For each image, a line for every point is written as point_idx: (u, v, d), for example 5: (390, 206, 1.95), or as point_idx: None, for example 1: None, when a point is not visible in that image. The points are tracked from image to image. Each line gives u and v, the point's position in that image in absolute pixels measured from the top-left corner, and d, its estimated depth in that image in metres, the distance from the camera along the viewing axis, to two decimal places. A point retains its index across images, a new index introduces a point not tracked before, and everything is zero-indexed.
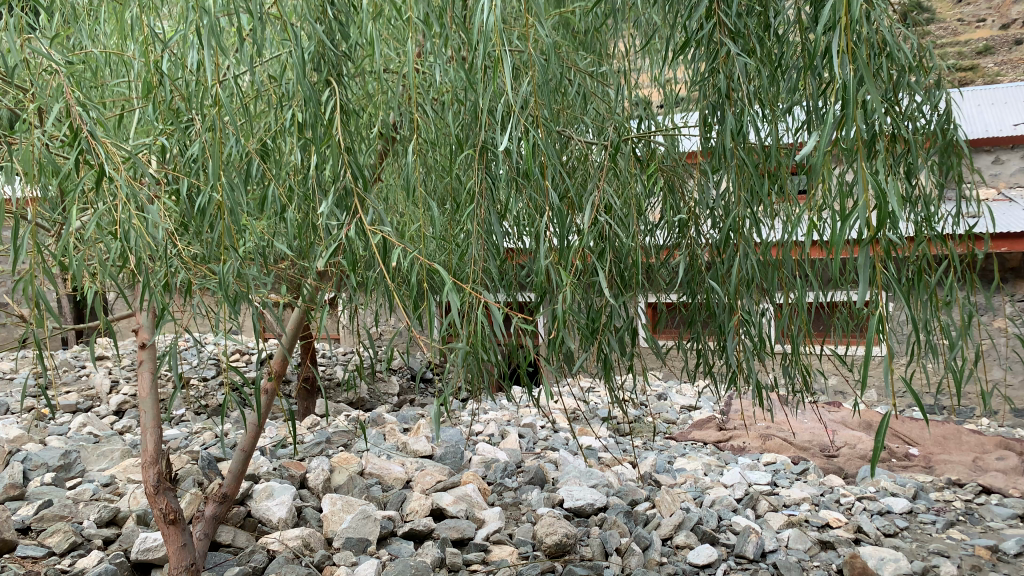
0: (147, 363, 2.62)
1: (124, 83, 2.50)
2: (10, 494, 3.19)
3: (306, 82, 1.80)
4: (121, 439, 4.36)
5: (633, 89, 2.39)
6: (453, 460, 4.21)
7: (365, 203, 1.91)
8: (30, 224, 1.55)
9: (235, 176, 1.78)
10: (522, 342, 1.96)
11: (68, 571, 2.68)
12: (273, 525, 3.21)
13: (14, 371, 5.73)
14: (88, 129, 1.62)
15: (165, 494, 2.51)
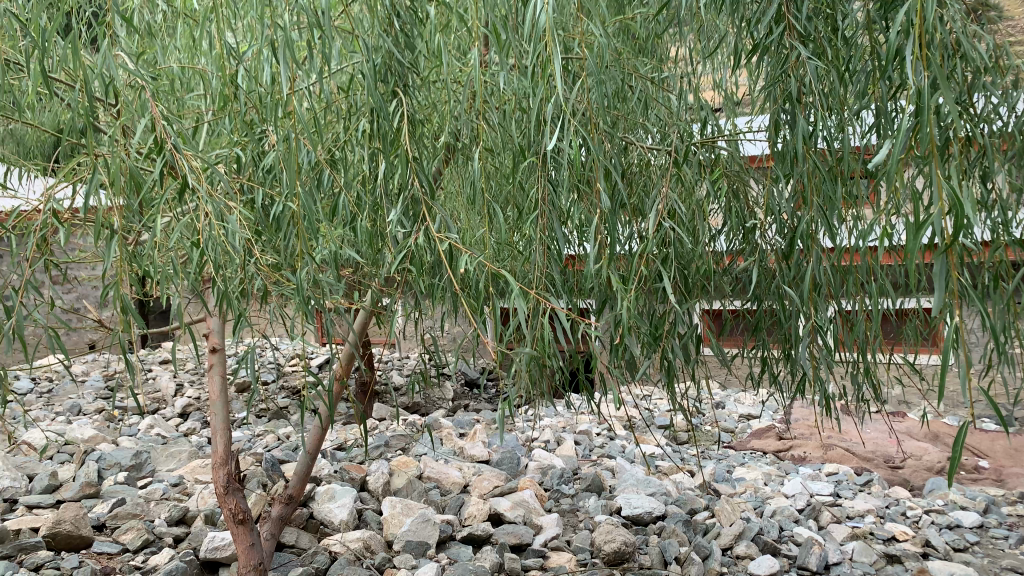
0: (216, 368, 2.69)
1: (197, 96, 2.58)
2: (85, 492, 3.31)
3: (376, 92, 1.86)
4: (187, 440, 4.48)
5: (695, 96, 2.38)
6: (510, 466, 4.21)
7: (432, 210, 1.95)
8: (117, 236, 1.66)
9: (307, 185, 1.85)
10: (586, 348, 1.97)
11: (142, 567, 2.77)
12: (335, 527, 3.27)
13: (85, 373, 5.92)
14: (172, 142, 1.71)
15: (234, 494, 2.59)
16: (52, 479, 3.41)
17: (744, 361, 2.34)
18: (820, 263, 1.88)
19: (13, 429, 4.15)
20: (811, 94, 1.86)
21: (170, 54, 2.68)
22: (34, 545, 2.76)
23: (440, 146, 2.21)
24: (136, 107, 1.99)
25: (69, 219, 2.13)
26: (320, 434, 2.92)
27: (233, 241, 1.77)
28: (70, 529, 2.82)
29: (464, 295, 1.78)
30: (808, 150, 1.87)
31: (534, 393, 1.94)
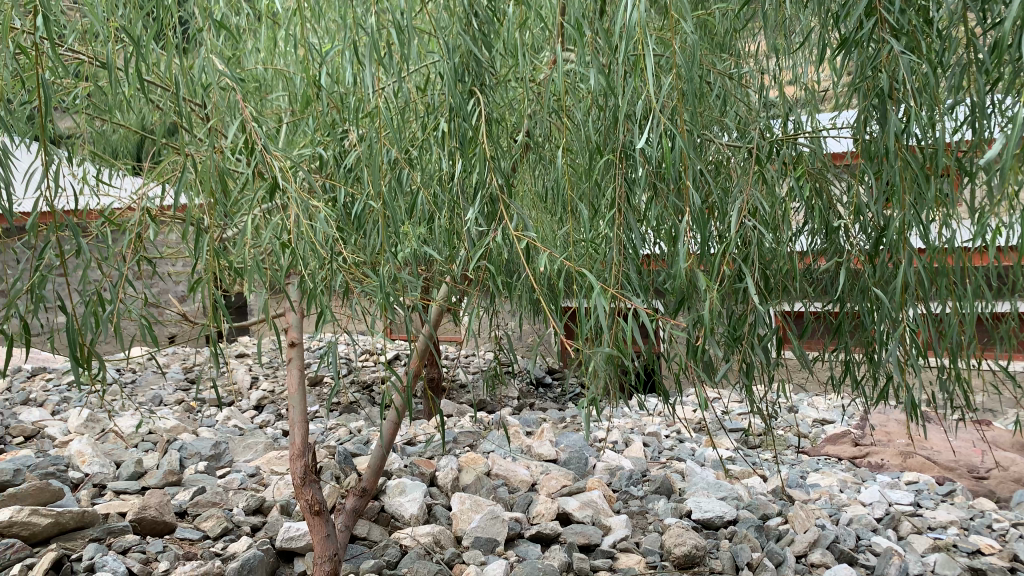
0: (295, 363, 2.74)
1: (279, 96, 2.65)
2: (169, 480, 3.43)
3: (456, 92, 1.88)
4: (262, 432, 4.61)
5: (775, 93, 2.33)
6: (578, 466, 4.19)
7: (510, 210, 1.96)
8: (208, 232, 1.73)
9: (387, 184, 1.88)
10: (662, 348, 1.95)
11: (222, 554, 2.85)
12: (406, 521, 3.31)
13: (166, 365, 6.13)
14: (260, 142, 1.77)
15: (310, 486, 2.65)
16: (138, 466, 3.54)
17: (825, 365, 2.28)
18: (910, 264, 1.81)
19: (101, 417, 4.32)
20: (902, 90, 1.80)
21: (254, 57, 2.76)
22: (122, 529, 2.86)
23: (515, 145, 2.22)
24: (225, 109, 2.06)
25: (160, 215, 2.21)
26: (393, 429, 2.97)
27: (318, 237, 1.82)
28: (155, 515, 2.93)
29: (542, 293, 1.78)
30: (899, 147, 1.81)
31: (608, 394, 1.93)
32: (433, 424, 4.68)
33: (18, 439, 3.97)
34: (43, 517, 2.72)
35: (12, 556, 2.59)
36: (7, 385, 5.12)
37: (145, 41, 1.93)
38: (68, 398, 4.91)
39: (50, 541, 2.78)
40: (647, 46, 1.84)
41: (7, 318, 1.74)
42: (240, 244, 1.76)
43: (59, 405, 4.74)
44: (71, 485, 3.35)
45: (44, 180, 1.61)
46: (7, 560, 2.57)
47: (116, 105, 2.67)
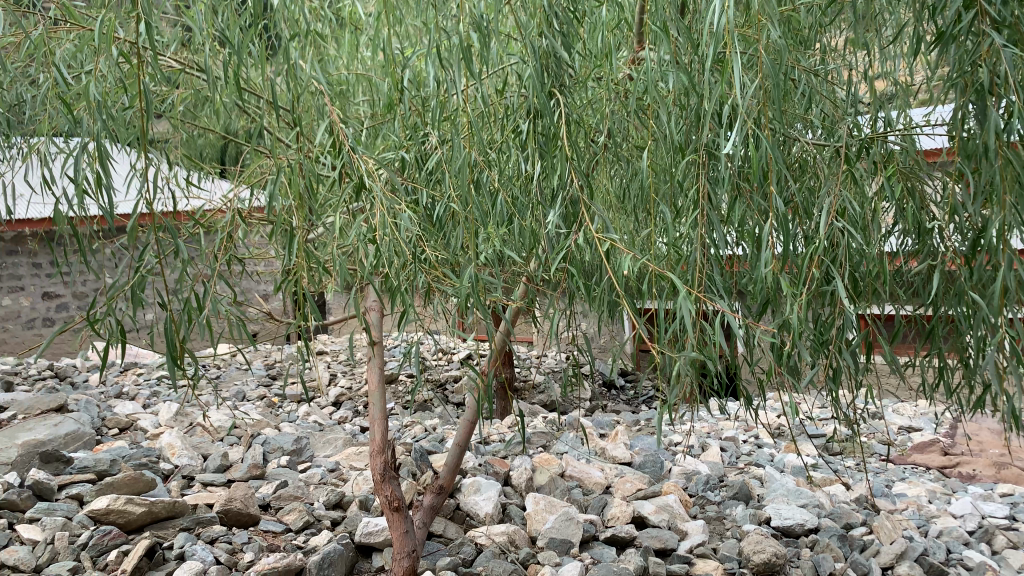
0: (375, 359, 2.77)
1: (362, 100, 2.71)
2: (253, 473, 3.54)
3: (538, 94, 1.89)
4: (341, 428, 4.71)
5: (864, 90, 2.26)
6: (653, 469, 4.14)
7: (591, 211, 1.96)
8: (296, 232, 1.79)
9: (467, 186, 1.90)
10: (745, 351, 1.91)
11: (303, 547, 2.93)
12: (481, 519, 3.33)
13: (248, 361, 6.32)
14: (348, 147, 1.83)
15: (390, 482, 2.71)
16: (224, 459, 3.67)
17: (916, 371, 2.20)
18: (1011, 267, 1.73)
19: (189, 410, 4.49)
20: (1004, 85, 1.71)
21: (339, 62, 2.83)
22: (210, 520, 2.95)
23: (594, 146, 2.22)
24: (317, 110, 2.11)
25: (249, 216, 2.29)
26: (470, 428, 3.00)
27: (403, 239, 1.86)
28: (240, 506, 3.02)
29: (624, 295, 1.77)
30: (1000, 145, 1.73)
31: (689, 396, 1.91)
32: (507, 423, 4.70)
33: (114, 431, 4.16)
34: (137, 506, 2.82)
35: (109, 542, 2.69)
36: (102, 378, 5.36)
37: (237, 49, 2.00)
38: (158, 393, 5.11)
39: (144, 528, 2.89)
40: (735, 45, 1.81)
41: (109, 314, 1.83)
42: (327, 244, 1.82)
43: (150, 399, 4.94)
44: (162, 476, 3.49)
45: (145, 183, 1.68)
46: (105, 545, 2.68)
47: (207, 111, 2.77)
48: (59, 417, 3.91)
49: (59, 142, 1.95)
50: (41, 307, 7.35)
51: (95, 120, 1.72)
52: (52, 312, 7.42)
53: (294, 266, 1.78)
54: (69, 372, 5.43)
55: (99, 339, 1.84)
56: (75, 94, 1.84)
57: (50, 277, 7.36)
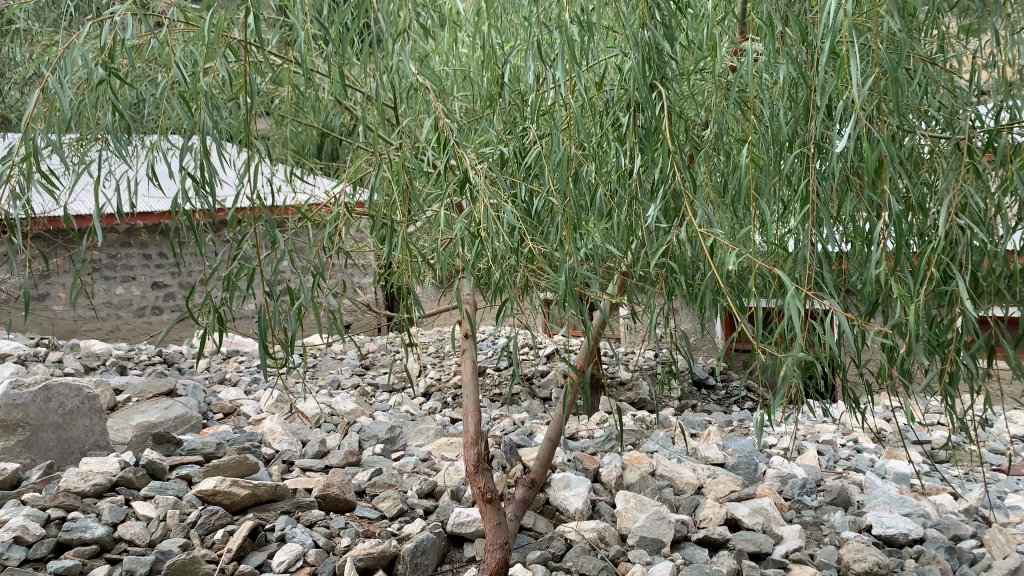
0: (468, 352, 2.81)
1: (462, 94, 2.72)
2: (349, 460, 3.63)
3: (643, 85, 1.87)
4: (432, 419, 4.78)
5: (988, 80, 2.14)
6: (747, 471, 4.05)
7: (695, 206, 1.93)
8: (404, 223, 1.84)
9: (568, 180, 1.89)
10: (852, 351, 1.85)
11: (397, 534, 2.99)
12: (570, 514, 3.31)
13: (342, 351, 6.48)
14: (454, 142, 1.87)
15: (483, 473, 2.74)
16: (321, 446, 3.77)
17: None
18: None
19: (288, 398, 4.64)
20: None
21: (440, 58, 2.84)
22: (309, 504, 3.05)
23: (695, 140, 2.18)
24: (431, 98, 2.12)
25: (351, 210, 2.35)
26: (562, 422, 3.01)
27: (502, 231, 1.86)
28: (337, 492, 3.10)
29: (728, 292, 1.74)
30: None
31: (792, 398, 1.85)
32: (596, 420, 4.67)
33: (218, 415, 4.34)
34: (241, 488, 2.94)
35: (216, 522, 2.83)
36: (206, 364, 5.61)
37: (342, 46, 2.05)
38: (258, 379, 5.31)
39: (247, 510, 2.99)
40: (852, 37, 1.75)
41: (217, 304, 1.90)
42: (435, 235, 1.86)
43: (251, 386, 5.14)
44: (264, 460, 3.63)
45: (252, 175, 1.74)
46: (212, 524, 2.82)
47: (311, 108, 2.85)
48: (168, 401, 4.10)
49: (176, 137, 2.05)
50: (151, 296, 7.74)
51: (208, 115, 1.79)
52: (161, 300, 7.80)
53: (402, 256, 1.83)
54: (176, 358, 5.70)
55: (205, 328, 1.92)
56: (194, 92, 1.92)
57: (159, 267, 7.74)
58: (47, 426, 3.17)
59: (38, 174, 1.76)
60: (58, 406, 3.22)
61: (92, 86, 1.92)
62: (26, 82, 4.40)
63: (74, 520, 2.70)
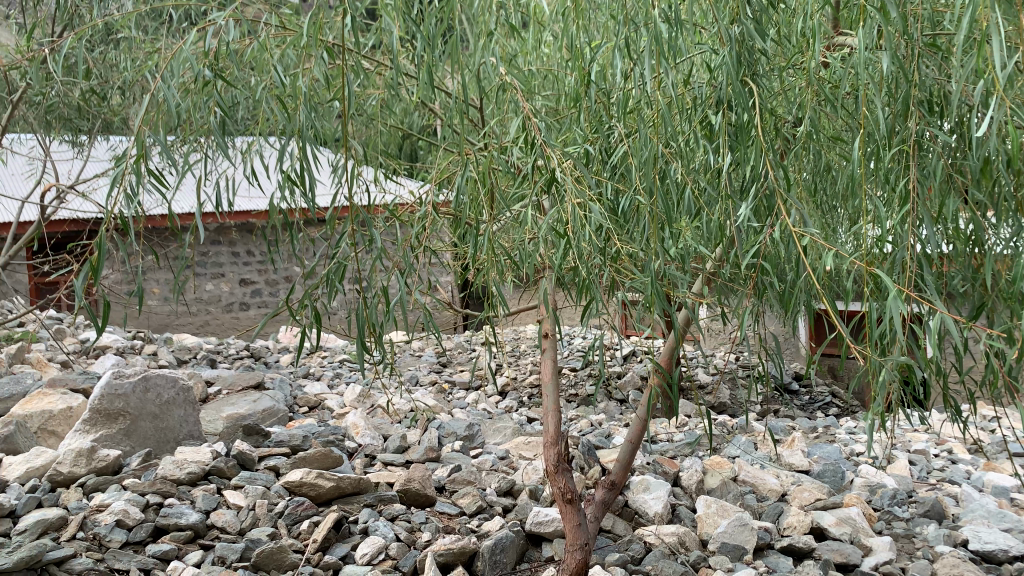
0: (548, 352, 2.80)
1: (550, 93, 2.72)
2: (429, 456, 3.68)
3: (736, 83, 1.83)
4: (509, 417, 4.81)
5: None
6: (833, 479, 3.94)
7: (789, 205, 1.88)
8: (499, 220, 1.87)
9: (657, 179, 1.88)
10: (957, 356, 1.76)
11: (477, 531, 3.01)
12: (650, 518, 3.26)
13: (420, 348, 6.57)
14: (544, 142, 1.88)
15: (563, 473, 2.73)
16: (402, 441, 3.83)
17: None
18: None
19: (369, 393, 4.73)
20: None
21: (527, 58, 2.84)
22: (390, 498, 3.10)
23: (787, 137, 2.13)
24: (519, 97, 2.13)
25: (437, 210, 2.38)
26: (644, 424, 2.97)
27: (587, 231, 1.85)
28: (418, 487, 3.14)
29: (824, 292, 1.68)
30: None
31: (889, 405, 1.78)
32: (676, 423, 4.61)
33: (304, 408, 4.46)
34: (327, 480, 3.00)
35: (302, 512, 2.89)
36: (291, 359, 5.77)
37: (432, 48, 2.07)
38: (341, 374, 5.44)
39: (332, 502, 3.06)
40: (966, 26, 1.67)
41: (309, 301, 1.95)
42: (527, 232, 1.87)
43: (334, 380, 5.27)
44: (348, 453, 3.71)
45: (346, 176, 1.78)
46: (299, 515, 2.88)
47: (398, 109, 2.90)
48: (257, 394, 4.24)
49: (273, 138, 2.12)
50: (239, 292, 8.02)
51: (304, 117, 1.84)
52: (248, 296, 8.07)
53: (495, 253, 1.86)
54: (263, 352, 5.89)
55: (299, 325, 1.98)
56: (291, 94, 1.98)
57: (247, 265, 8.02)
58: (146, 415, 3.31)
59: (147, 173, 1.83)
60: (156, 396, 3.37)
61: (197, 89, 2.00)
62: (130, 87, 4.61)
63: (171, 506, 2.81)
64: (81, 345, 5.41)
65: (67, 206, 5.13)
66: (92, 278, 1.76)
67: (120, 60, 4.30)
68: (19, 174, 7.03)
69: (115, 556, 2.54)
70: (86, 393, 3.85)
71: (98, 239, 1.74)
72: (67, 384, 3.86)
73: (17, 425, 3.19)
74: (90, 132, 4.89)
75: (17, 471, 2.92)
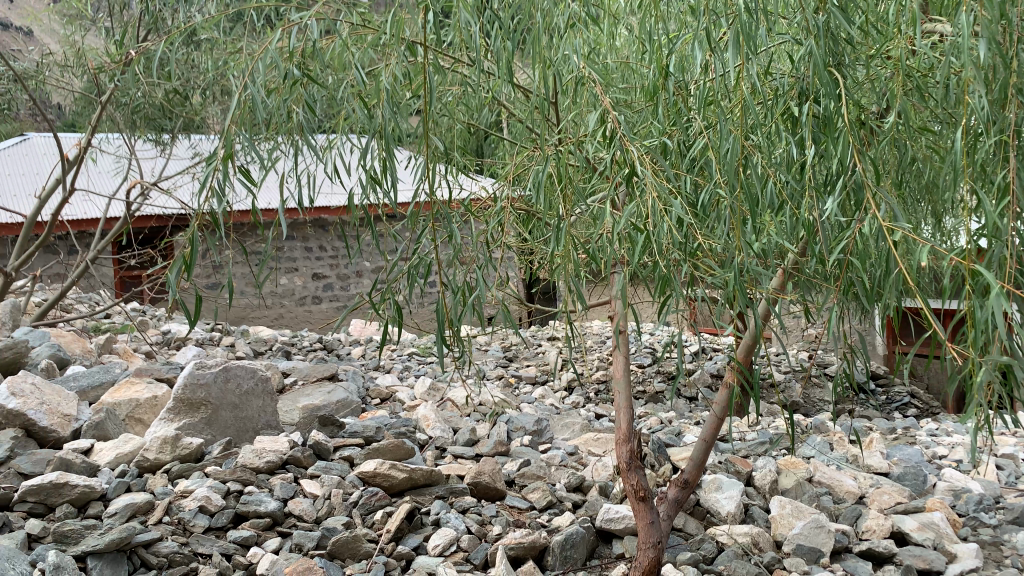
0: (620, 349, 2.78)
1: (624, 86, 2.69)
2: (499, 450, 3.69)
3: (825, 75, 1.78)
4: (577, 413, 4.80)
5: None
6: (914, 482, 3.79)
7: (879, 199, 1.83)
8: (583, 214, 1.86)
9: (739, 173, 1.85)
10: None
11: (547, 526, 3.01)
12: (722, 518, 3.20)
13: (488, 343, 6.61)
14: (626, 137, 1.87)
15: (635, 471, 2.71)
16: (472, 434, 3.85)
17: None
18: None
19: (439, 386, 4.78)
20: None
21: (603, 52, 2.82)
22: (461, 490, 3.13)
23: (876, 128, 2.07)
24: (597, 92, 2.12)
25: (511, 205, 2.39)
26: (719, 421, 2.93)
27: (666, 226, 1.82)
28: (488, 481, 3.16)
29: (915, 289, 1.62)
30: None
31: (985, 406, 1.71)
32: (748, 421, 4.52)
33: (376, 400, 4.54)
34: (400, 472, 3.04)
35: (376, 503, 2.95)
36: (362, 351, 5.87)
37: (509, 44, 2.08)
38: (410, 367, 5.51)
39: (404, 493, 3.10)
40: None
41: (388, 295, 1.98)
42: (608, 225, 1.87)
43: (404, 373, 5.35)
44: (418, 446, 3.75)
45: (426, 172, 1.81)
46: (372, 505, 2.94)
47: (472, 105, 2.92)
48: (330, 385, 4.32)
49: (354, 135, 2.16)
50: (311, 286, 8.21)
51: (385, 114, 1.88)
52: (320, 290, 8.26)
53: (579, 247, 1.86)
54: (335, 345, 6.00)
55: (378, 318, 2.00)
56: (372, 92, 2.01)
57: (320, 259, 8.20)
58: (226, 405, 3.42)
59: (235, 171, 1.88)
60: (236, 386, 3.48)
61: (282, 89, 2.06)
62: (210, 88, 4.75)
63: (250, 494, 2.89)
64: (163, 337, 5.61)
65: (151, 203, 5.32)
66: (183, 272, 1.82)
67: (203, 61, 4.44)
68: (106, 172, 7.32)
69: (198, 541, 2.64)
70: (170, 382, 4.00)
71: (189, 235, 1.80)
72: (152, 373, 4.01)
73: (108, 413, 3.33)
74: (172, 131, 5.06)
75: (108, 456, 3.04)
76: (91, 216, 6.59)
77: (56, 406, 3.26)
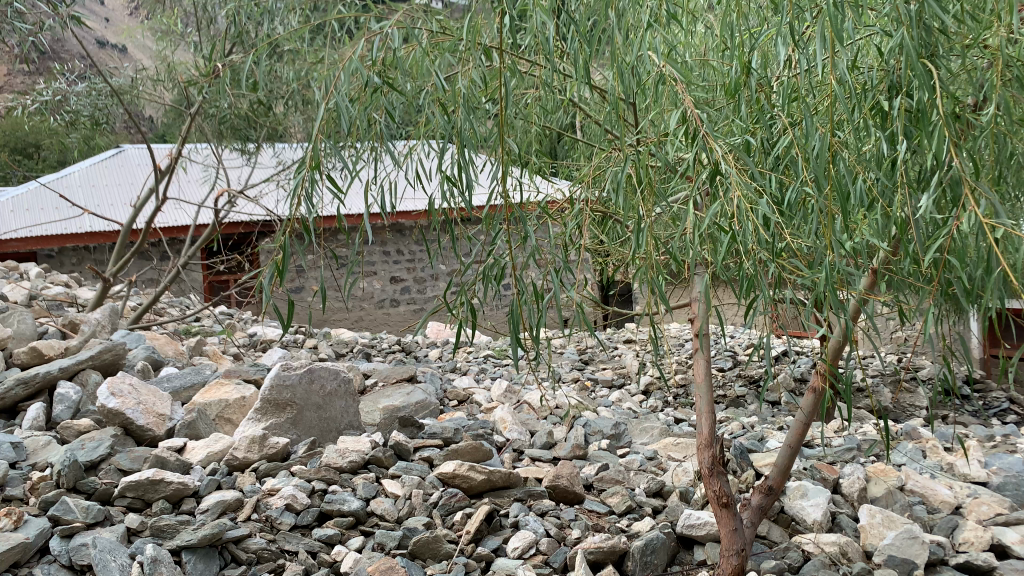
0: (701, 351, 2.73)
1: (704, 85, 2.64)
2: (577, 453, 3.68)
3: (918, 66, 1.70)
4: (656, 417, 4.74)
5: None
6: (1015, 493, 3.60)
7: (977, 194, 1.75)
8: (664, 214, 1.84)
9: (827, 170, 1.79)
10: None
11: (626, 531, 2.98)
12: (808, 526, 3.10)
13: (564, 346, 6.59)
14: (709, 135, 1.84)
15: (718, 477, 2.65)
16: (549, 437, 3.85)
17: None
18: None
19: (516, 389, 4.79)
20: None
21: (682, 50, 2.77)
22: (540, 493, 3.12)
23: (972, 121, 1.98)
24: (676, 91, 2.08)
25: (590, 207, 2.38)
26: (805, 426, 2.84)
27: (751, 226, 1.78)
28: (566, 484, 3.15)
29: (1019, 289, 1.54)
30: None
31: None
32: (833, 426, 4.37)
33: (454, 402, 4.58)
34: (478, 473, 3.06)
35: (455, 504, 2.97)
36: (440, 353, 5.94)
37: (586, 46, 2.06)
38: (486, 369, 5.54)
39: (483, 494, 3.12)
40: None
41: (466, 298, 2.00)
42: (690, 227, 1.83)
43: (480, 375, 5.38)
44: (496, 448, 3.77)
45: (504, 175, 1.82)
46: (452, 506, 2.96)
47: (549, 107, 2.91)
48: (410, 387, 4.38)
49: (433, 140, 2.18)
50: (390, 289, 8.36)
51: (464, 118, 1.89)
52: (399, 293, 8.40)
53: (661, 247, 1.84)
54: (413, 347, 6.09)
55: (458, 321, 2.02)
56: (450, 98, 2.04)
57: (397, 263, 8.35)
58: (311, 406, 3.50)
59: (321, 178, 1.93)
60: (320, 387, 3.56)
61: (364, 97, 2.10)
62: (292, 98, 4.87)
63: (334, 493, 2.96)
64: (250, 339, 5.80)
65: (237, 210, 5.50)
66: (273, 277, 1.87)
67: (285, 72, 4.57)
68: (196, 181, 7.61)
69: (284, 538, 2.70)
70: (257, 383, 4.13)
71: (279, 241, 1.85)
72: (240, 374, 4.14)
73: (199, 413, 3.46)
74: (257, 141, 5.20)
75: (200, 454, 3.15)
76: (181, 223, 6.87)
77: (152, 406, 3.40)
